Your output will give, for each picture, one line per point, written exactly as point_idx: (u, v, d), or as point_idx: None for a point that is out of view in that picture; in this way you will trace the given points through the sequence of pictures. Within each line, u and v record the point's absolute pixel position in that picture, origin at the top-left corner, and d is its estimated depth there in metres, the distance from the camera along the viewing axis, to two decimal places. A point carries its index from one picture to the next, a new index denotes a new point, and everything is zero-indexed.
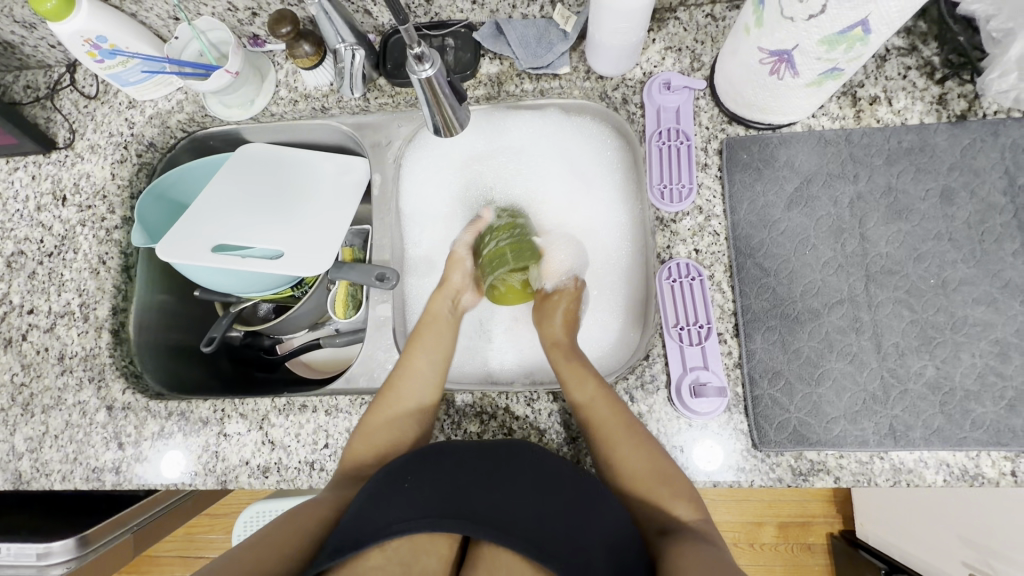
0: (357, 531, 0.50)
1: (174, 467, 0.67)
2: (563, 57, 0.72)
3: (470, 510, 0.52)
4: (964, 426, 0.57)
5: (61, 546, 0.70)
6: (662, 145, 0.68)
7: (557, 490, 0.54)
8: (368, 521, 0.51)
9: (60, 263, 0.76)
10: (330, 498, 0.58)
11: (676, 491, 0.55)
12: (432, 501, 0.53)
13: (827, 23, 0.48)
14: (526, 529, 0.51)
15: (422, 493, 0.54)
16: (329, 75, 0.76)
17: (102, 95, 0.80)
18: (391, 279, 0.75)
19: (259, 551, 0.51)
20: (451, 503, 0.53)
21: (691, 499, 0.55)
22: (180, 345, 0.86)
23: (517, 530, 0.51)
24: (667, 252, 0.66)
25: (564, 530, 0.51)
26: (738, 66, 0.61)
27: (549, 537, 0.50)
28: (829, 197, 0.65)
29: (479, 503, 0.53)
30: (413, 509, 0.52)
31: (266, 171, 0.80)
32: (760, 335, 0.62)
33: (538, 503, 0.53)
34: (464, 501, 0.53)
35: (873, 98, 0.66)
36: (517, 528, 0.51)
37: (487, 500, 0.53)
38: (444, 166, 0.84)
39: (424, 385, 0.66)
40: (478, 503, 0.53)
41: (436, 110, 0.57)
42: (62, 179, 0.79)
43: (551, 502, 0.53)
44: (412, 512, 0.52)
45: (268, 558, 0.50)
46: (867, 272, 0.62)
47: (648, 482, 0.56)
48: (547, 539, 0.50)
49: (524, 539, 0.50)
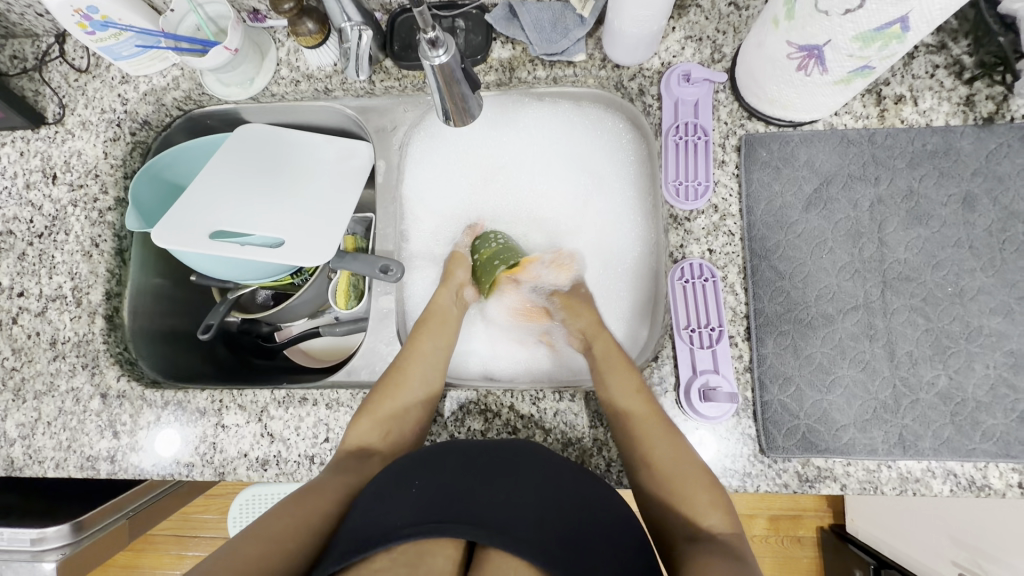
0: (364, 533, 0.50)
1: (171, 441, 0.67)
2: (579, 44, 0.69)
3: (474, 510, 0.51)
4: (974, 438, 0.57)
5: (55, 532, 0.70)
6: (679, 140, 0.66)
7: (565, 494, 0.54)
8: (376, 521, 0.51)
9: (51, 245, 0.73)
10: (334, 489, 0.57)
11: (707, 498, 0.55)
12: (436, 504, 0.51)
13: (863, 19, 0.45)
14: (534, 530, 0.50)
15: (427, 495, 0.52)
16: (333, 55, 0.72)
17: (93, 68, 0.77)
18: (395, 272, 0.72)
19: (260, 545, 0.50)
20: (455, 501, 0.52)
21: (725, 512, 0.55)
22: (175, 331, 0.84)
23: (524, 532, 0.49)
24: (680, 251, 0.65)
25: (572, 530, 0.51)
26: (763, 59, 0.58)
27: (558, 538, 0.50)
28: (848, 199, 0.63)
29: (486, 505, 0.51)
30: (419, 512, 0.51)
31: (268, 153, 0.78)
32: (772, 340, 0.61)
33: (545, 505, 0.52)
34: (471, 503, 0.52)
35: (899, 97, 0.64)
36: (521, 529, 0.49)
37: (493, 501, 0.52)
38: (451, 156, 0.82)
39: (429, 370, 0.67)
40: (482, 503, 0.52)
41: (447, 98, 0.54)
42: (52, 157, 0.75)
43: (553, 502, 0.53)
44: (418, 513, 0.51)
45: (271, 553, 0.49)
46: (884, 278, 0.61)
47: (679, 480, 0.56)
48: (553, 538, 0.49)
49: (533, 542, 0.48)
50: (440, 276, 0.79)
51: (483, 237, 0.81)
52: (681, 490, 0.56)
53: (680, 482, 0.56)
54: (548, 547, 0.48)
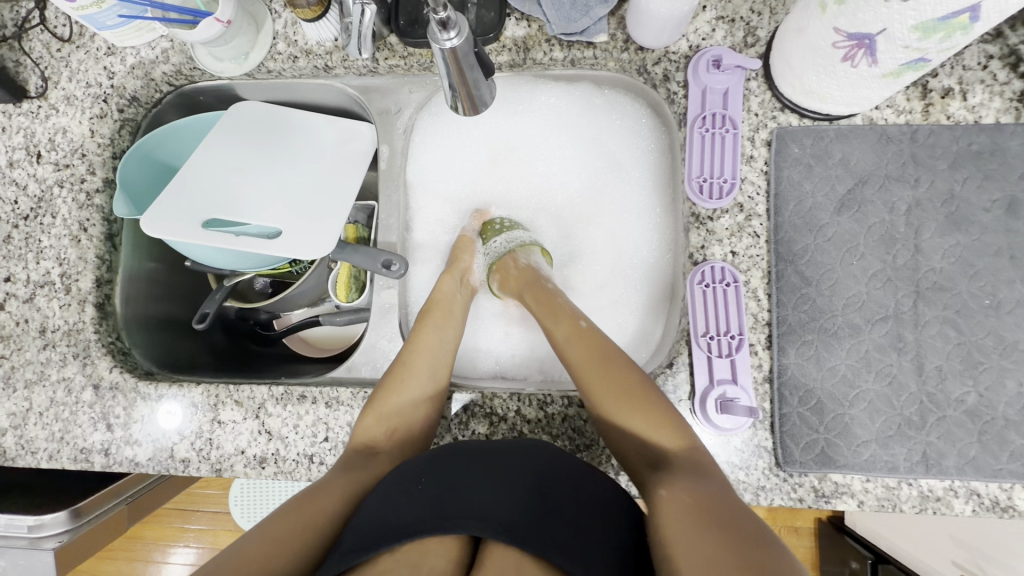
0: (372, 533, 0.48)
1: (172, 413, 0.65)
2: (600, 23, 0.63)
3: (481, 508, 0.49)
4: (1001, 458, 0.54)
5: (52, 519, 0.68)
6: (704, 132, 0.62)
7: (578, 497, 0.51)
8: (381, 520, 0.49)
9: (37, 228, 0.69)
10: (341, 482, 0.56)
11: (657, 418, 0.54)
12: (443, 503, 0.50)
13: (927, 7, 0.40)
14: (541, 527, 0.48)
15: (433, 494, 0.51)
16: (334, 29, 0.67)
17: (77, 38, 0.72)
18: (398, 268, 0.68)
19: (269, 545, 0.49)
20: (457, 498, 0.50)
21: (674, 426, 0.54)
22: (171, 319, 0.81)
23: (534, 531, 0.47)
24: (700, 252, 0.61)
25: (580, 529, 0.48)
26: (803, 46, 0.53)
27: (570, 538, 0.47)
28: (884, 201, 0.59)
29: (493, 503, 0.50)
30: (427, 510, 0.49)
31: (267, 134, 0.74)
32: (794, 350, 0.58)
33: (552, 500, 0.50)
34: (478, 501, 0.50)
35: (946, 90, 0.59)
36: (529, 530, 0.47)
37: (500, 499, 0.50)
38: (460, 141, 0.77)
39: (436, 364, 0.64)
40: (489, 502, 0.50)
41: (457, 83, 0.50)
42: (35, 134, 0.71)
43: (558, 499, 0.50)
44: (426, 512, 0.49)
45: (279, 554, 0.48)
46: (916, 288, 0.57)
47: (627, 404, 0.55)
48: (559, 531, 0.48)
49: (544, 542, 0.46)
50: (447, 262, 0.75)
51: (491, 224, 0.76)
52: (632, 415, 0.55)
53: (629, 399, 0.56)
54: (559, 546, 0.46)
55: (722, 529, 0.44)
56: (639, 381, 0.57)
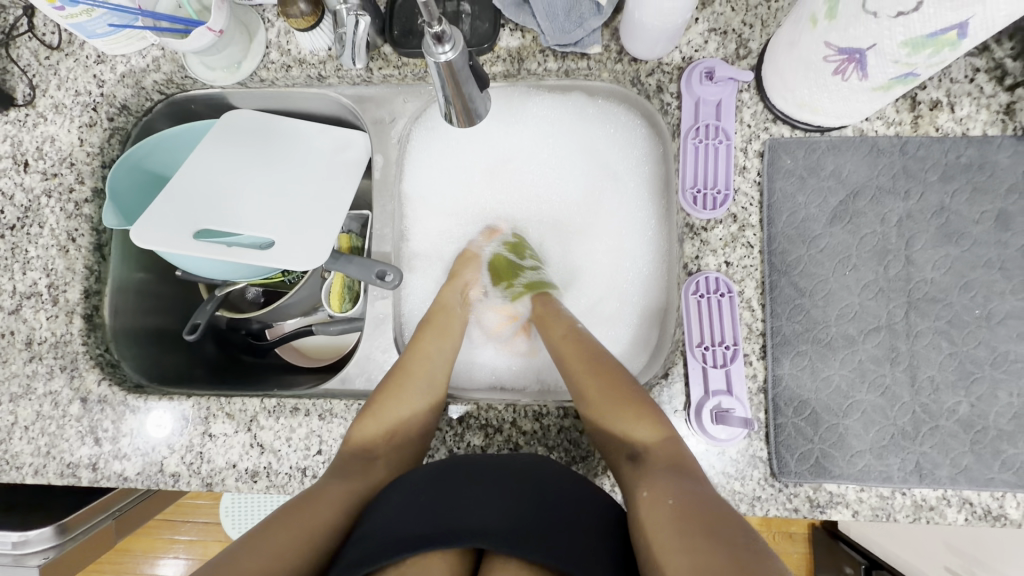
0: (371, 542, 0.48)
1: (162, 426, 0.64)
2: (594, 35, 0.64)
3: (480, 515, 0.49)
4: (993, 467, 0.55)
5: (38, 535, 0.67)
6: (698, 143, 0.62)
7: (580, 504, 0.52)
8: (380, 531, 0.48)
9: (24, 238, 0.68)
10: (339, 491, 0.55)
11: (635, 414, 0.55)
12: (442, 511, 0.49)
13: (916, 24, 0.41)
14: (541, 530, 0.48)
15: (432, 502, 0.51)
16: (327, 39, 0.66)
17: (66, 46, 0.71)
18: (393, 279, 0.68)
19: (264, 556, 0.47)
20: (459, 506, 0.50)
21: (654, 420, 0.55)
22: (161, 330, 0.80)
23: (536, 534, 0.47)
24: (694, 263, 0.61)
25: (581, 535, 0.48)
26: (796, 60, 0.54)
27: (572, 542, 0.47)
28: (876, 213, 0.60)
29: (492, 510, 0.49)
30: (426, 520, 0.49)
31: (258, 142, 0.73)
32: (789, 360, 0.58)
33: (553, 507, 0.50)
34: (477, 508, 0.50)
35: (934, 103, 0.60)
36: (530, 533, 0.47)
37: (499, 506, 0.50)
38: (455, 152, 0.78)
39: (432, 377, 0.64)
40: (489, 509, 0.50)
41: (453, 95, 0.50)
42: (23, 142, 0.70)
43: (557, 505, 0.50)
44: (426, 522, 0.48)
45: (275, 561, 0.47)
46: (909, 298, 0.58)
47: (609, 404, 0.57)
48: (557, 535, 0.47)
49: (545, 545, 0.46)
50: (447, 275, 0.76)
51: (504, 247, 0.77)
52: (612, 411, 0.56)
53: (609, 407, 0.57)
54: (561, 548, 0.46)
55: (701, 526, 0.44)
56: (617, 377, 0.59)
